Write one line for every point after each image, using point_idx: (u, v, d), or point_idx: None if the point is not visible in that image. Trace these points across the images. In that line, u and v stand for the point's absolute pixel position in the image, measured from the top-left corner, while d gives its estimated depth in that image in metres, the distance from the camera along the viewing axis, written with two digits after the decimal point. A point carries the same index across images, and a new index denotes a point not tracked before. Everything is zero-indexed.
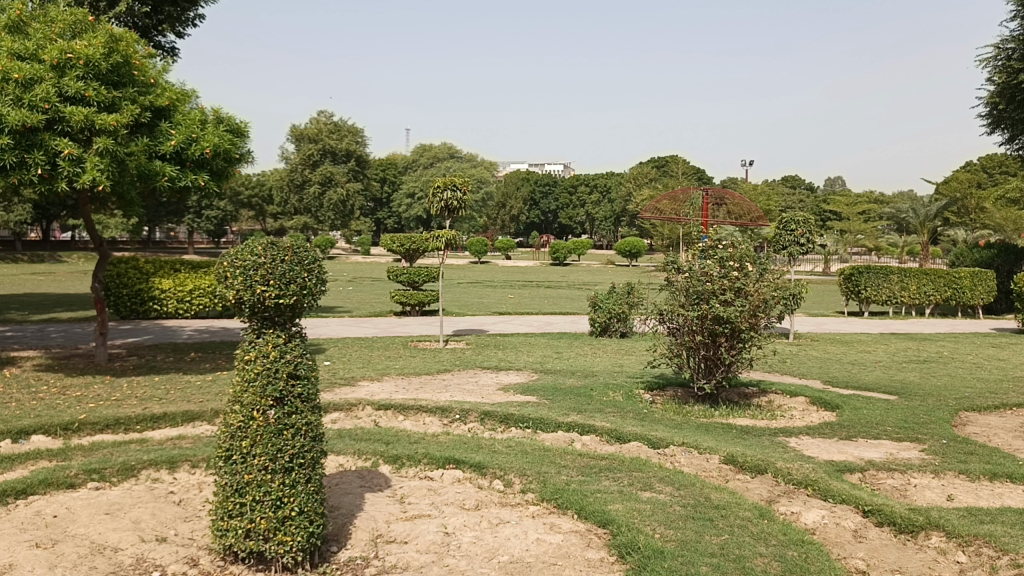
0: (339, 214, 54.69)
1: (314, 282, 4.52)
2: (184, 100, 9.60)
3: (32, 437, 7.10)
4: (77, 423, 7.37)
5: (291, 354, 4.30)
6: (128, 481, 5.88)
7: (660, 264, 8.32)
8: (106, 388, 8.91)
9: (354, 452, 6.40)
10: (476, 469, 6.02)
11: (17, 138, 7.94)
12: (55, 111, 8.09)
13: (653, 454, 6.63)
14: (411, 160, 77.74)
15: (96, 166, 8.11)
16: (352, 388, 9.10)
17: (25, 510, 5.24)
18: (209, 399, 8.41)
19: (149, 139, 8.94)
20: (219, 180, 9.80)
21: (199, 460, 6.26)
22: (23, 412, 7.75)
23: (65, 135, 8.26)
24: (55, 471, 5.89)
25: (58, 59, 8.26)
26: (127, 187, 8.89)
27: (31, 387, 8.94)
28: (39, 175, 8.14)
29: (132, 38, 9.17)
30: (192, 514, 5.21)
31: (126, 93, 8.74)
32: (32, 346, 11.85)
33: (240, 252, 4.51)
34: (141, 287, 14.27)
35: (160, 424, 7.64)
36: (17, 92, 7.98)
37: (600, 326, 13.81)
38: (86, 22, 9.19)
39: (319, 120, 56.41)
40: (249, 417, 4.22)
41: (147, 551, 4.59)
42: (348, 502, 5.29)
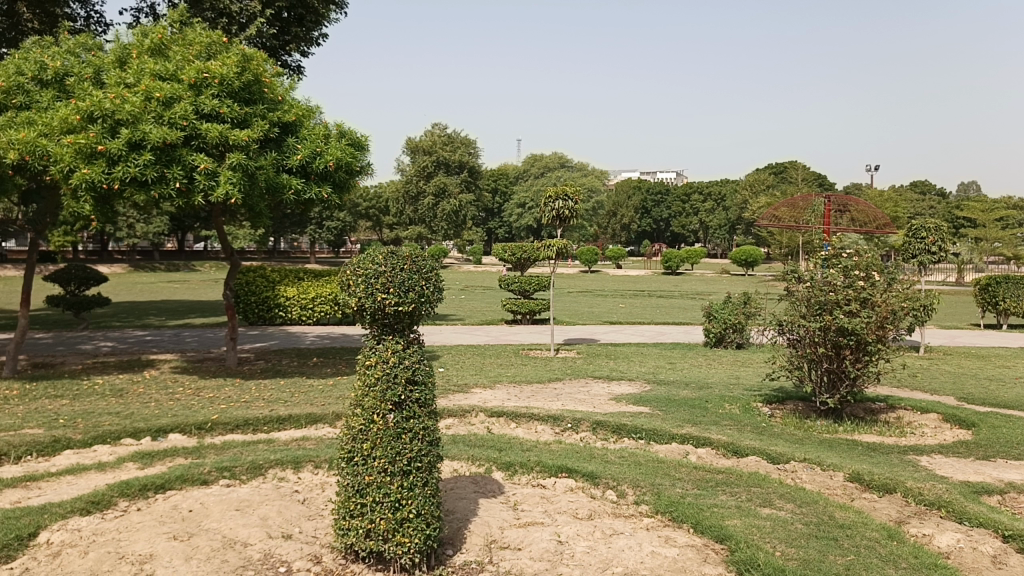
0: (453, 224, 55.66)
1: (431, 290, 4.63)
2: (309, 116, 9.97)
3: (170, 436, 7.56)
4: (209, 422, 7.80)
5: (409, 360, 4.42)
6: (257, 479, 6.18)
7: (780, 272, 8.08)
8: (237, 390, 9.40)
9: (468, 457, 6.50)
10: (589, 478, 5.99)
11: (158, 154, 8.50)
12: (193, 128, 8.61)
13: (772, 469, 6.42)
14: (523, 170, 78.74)
15: (229, 179, 8.57)
16: (465, 394, 9.25)
17: (164, 504, 5.59)
18: (331, 403, 8.73)
19: (277, 153, 9.37)
20: (341, 192, 10.14)
21: (321, 461, 6.50)
22: (162, 412, 8.26)
23: (201, 151, 8.77)
24: (191, 467, 6.27)
25: (195, 79, 8.80)
26: (258, 200, 9.33)
27: (169, 388, 9.53)
28: (177, 189, 8.65)
29: (263, 58, 9.65)
30: (315, 513, 5.42)
31: (257, 110, 9.22)
32: (170, 348, 12.67)
33: (362, 262, 4.66)
34: (268, 294, 14.88)
35: (286, 425, 7.98)
36: (159, 109, 8.53)
37: (715, 337, 13.54)
38: (220, 44, 9.72)
39: (433, 133, 57.81)
40: (369, 420, 4.38)
41: (274, 547, 4.80)
42: (463, 507, 5.37)
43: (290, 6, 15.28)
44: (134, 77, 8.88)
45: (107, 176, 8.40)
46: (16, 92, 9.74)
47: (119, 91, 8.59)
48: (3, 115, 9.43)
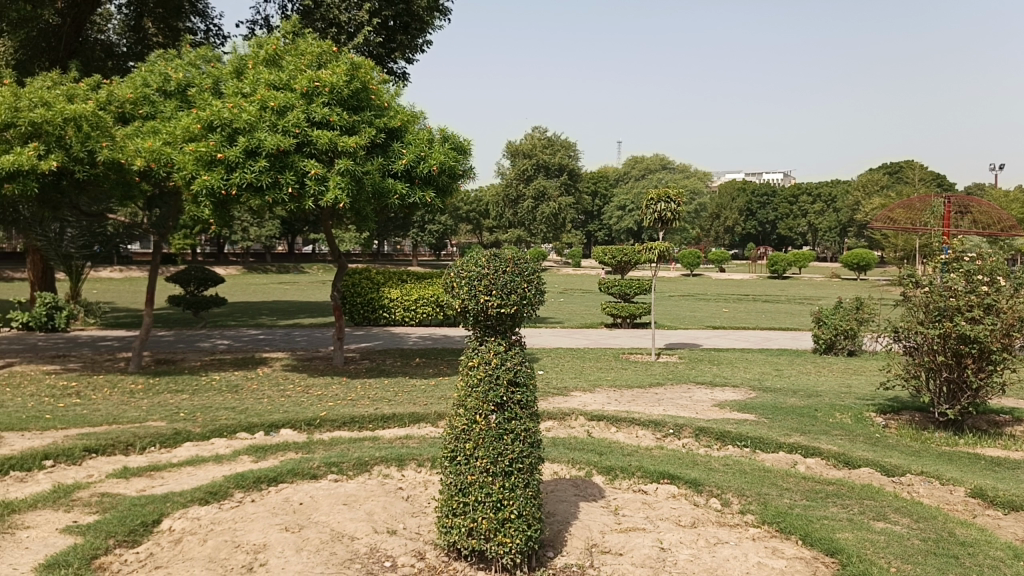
0: (552, 228, 55.65)
1: (534, 292, 4.64)
2: (414, 122, 10.19)
3: (281, 431, 7.86)
4: (318, 419, 8.07)
5: (511, 361, 4.46)
6: (363, 475, 6.35)
7: (895, 277, 7.76)
8: (344, 389, 9.69)
9: (568, 460, 6.49)
10: (692, 485, 5.89)
11: (272, 161, 8.86)
12: (304, 135, 8.95)
13: (886, 482, 6.15)
14: (623, 173, 78.15)
15: (338, 184, 8.86)
16: (565, 397, 9.24)
17: (276, 496, 5.82)
18: (434, 403, 8.89)
19: (383, 159, 9.62)
20: (444, 195, 10.30)
21: (424, 459, 6.63)
22: (273, 408, 8.61)
23: (312, 157, 9.10)
24: (301, 462, 6.51)
25: (307, 88, 9.14)
26: (365, 204, 9.60)
27: (280, 385, 9.93)
28: (290, 194, 9.00)
29: (370, 66, 9.92)
30: (418, 510, 5.54)
31: (364, 117, 9.49)
32: (281, 347, 13.17)
33: (465, 264, 4.73)
34: (373, 296, 15.33)
35: (390, 423, 8.17)
36: (273, 118, 8.89)
37: (825, 344, 13.07)
38: (330, 53, 10.04)
39: (533, 136, 58.08)
40: (472, 420, 4.45)
41: (380, 541, 4.93)
42: (563, 509, 5.36)
43: (396, 14, 15.63)
44: (251, 87, 9.29)
45: (225, 182, 8.82)
46: (143, 103, 10.34)
47: (237, 101, 9.00)
48: (131, 124, 10.02)
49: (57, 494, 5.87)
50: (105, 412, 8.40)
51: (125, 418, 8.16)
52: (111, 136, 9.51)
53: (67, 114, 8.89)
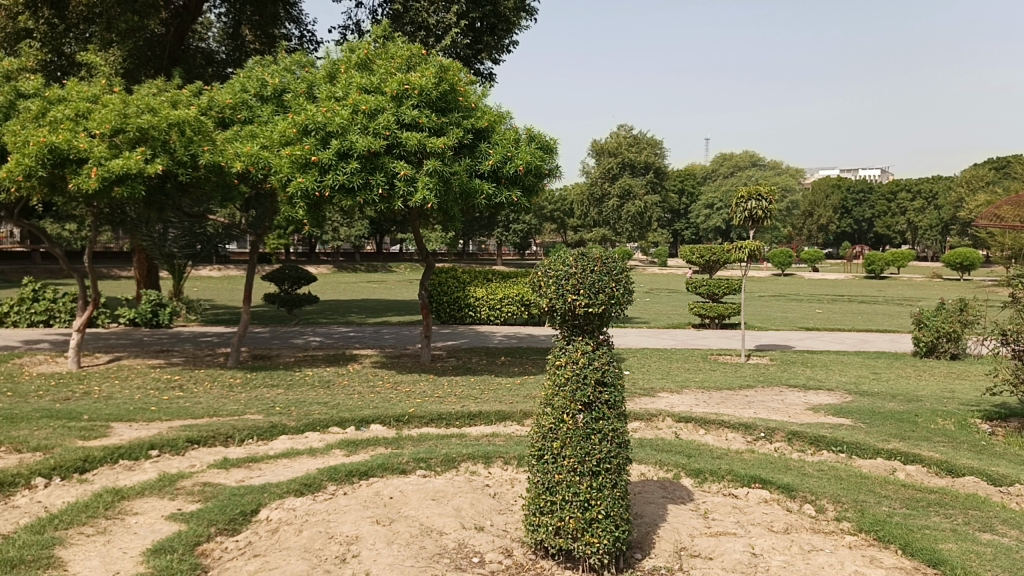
0: (638, 226, 55.04)
1: (622, 292, 4.60)
2: (501, 122, 10.26)
3: (371, 426, 8.04)
4: (407, 415, 8.23)
5: (599, 361, 4.45)
6: (451, 471, 6.44)
7: (1004, 277, 7.40)
8: (431, 386, 9.85)
9: (656, 462, 6.43)
10: (784, 490, 5.75)
11: (363, 162, 9.07)
12: (394, 137, 9.12)
13: (993, 492, 5.86)
14: (711, 170, 76.77)
15: (426, 185, 9.00)
16: (652, 398, 9.15)
17: (367, 489, 5.96)
18: (519, 401, 8.94)
19: (470, 159, 9.72)
20: (530, 195, 10.32)
21: (510, 457, 6.68)
22: (364, 404, 8.81)
23: (401, 158, 9.27)
24: (391, 457, 6.64)
25: (397, 90, 9.32)
26: (452, 204, 9.72)
27: (370, 381, 10.15)
28: (380, 195, 9.19)
29: (458, 67, 10.04)
30: (506, 508, 5.58)
31: (452, 118, 9.61)
32: (371, 344, 13.47)
33: (553, 263, 4.73)
34: (459, 295, 15.64)
35: (477, 421, 8.26)
36: (364, 120, 9.10)
37: (925, 346, 12.54)
38: (419, 56, 10.20)
39: (619, 134, 57.68)
40: (560, 419, 4.46)
41: (468, 537, 4.99)
42: (651, 511, 5.32)
43: (483, 15, 15.75)
44: (343, 91, 9.52)
45: (318, 184, 9.08)
46: (241, 108, 10.75)
47: (329, 105, 9.25)
48: (230, 129, 10.43)
49: (163, 482, 6.16)
50: (206, 405, 8.76)
51: (224, 411, 8.50)
52: (212, 140, 9.94)
53: (171, 120, 9.33)
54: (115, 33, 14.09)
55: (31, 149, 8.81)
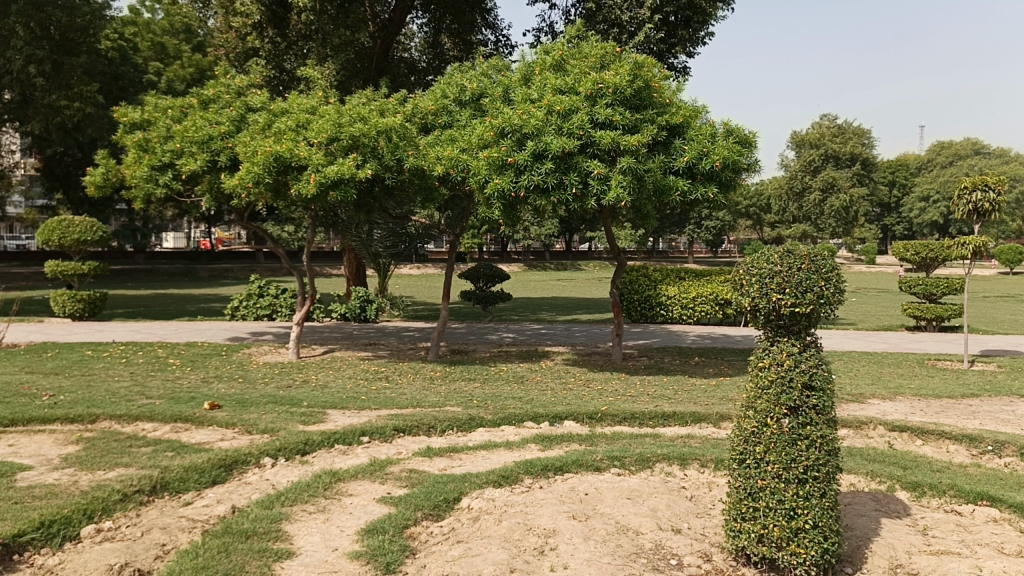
0: (842, 222, 51.76)
1: (832, 291, 4.35)
2: (696, 116, 10.05)
3: (565, 423, 8.15)
4: (600, 413, 8.26)
5: (806, 364, 4.24)
6: (646, 471, 6.40)
7: None
8: (624, 385, 9.83)
9: (867, 472, 6.05)
10: (1017, 510, 5.23)
11: (558, 162, 9.20)
12: (588, 136, 9.17)
13: None
14: (926, 160, 71.02)
15: (620, 183, 8.98)
16: (861, 405, 8.60)
17: (564, 485, 6.05)
18: (716, 403, 8.72)
19: (665, 156, 9.60)
20: (727, 191, 10.03)
21: (708, 460, 6.53)
22: (557, 400, 8.95)
23: (595, 157, 9.31)
24: (585, 454, 6.70)
25: (591, 90, 9.38)
26: (646, 202, 9.63)
27: (563, 378, 10.30)
28: (574, 194, 9.28)
29: (653, 63, 9.93)
30: (703, 511, 5.47)
31: (647, 115, 9.53)
32: (563, 342, 13.64)
33: (756, 261, 4.56)
34: (650, 293, 15.49)
35: (671, 422, 8.15)
36: (558, 121, 9.22)
37: None
38: (613, 54, 10.20)
39: (821, 125, 54.77)
40: (764, 423, 4.31)
41: (665, 539, 4.96)
42: (863, 524, 5.01)
43: (677, 9, 15.51)
44: (539, 92, 9.70)
45: (514, 185, 9.32)
46: (442, 113, 11.25)
47: (525, 107, 9.45)
48: (431, 133, 10.94)
49: (373, 467, 6.58)
50: (409, 396, 9.25)
51: (427, 402, 8.94)
52: (415, 145, 10.49)
53: (379, 127, 9.94)
54: (330, 47, 15.02)
55: (259, 158, 9.70)
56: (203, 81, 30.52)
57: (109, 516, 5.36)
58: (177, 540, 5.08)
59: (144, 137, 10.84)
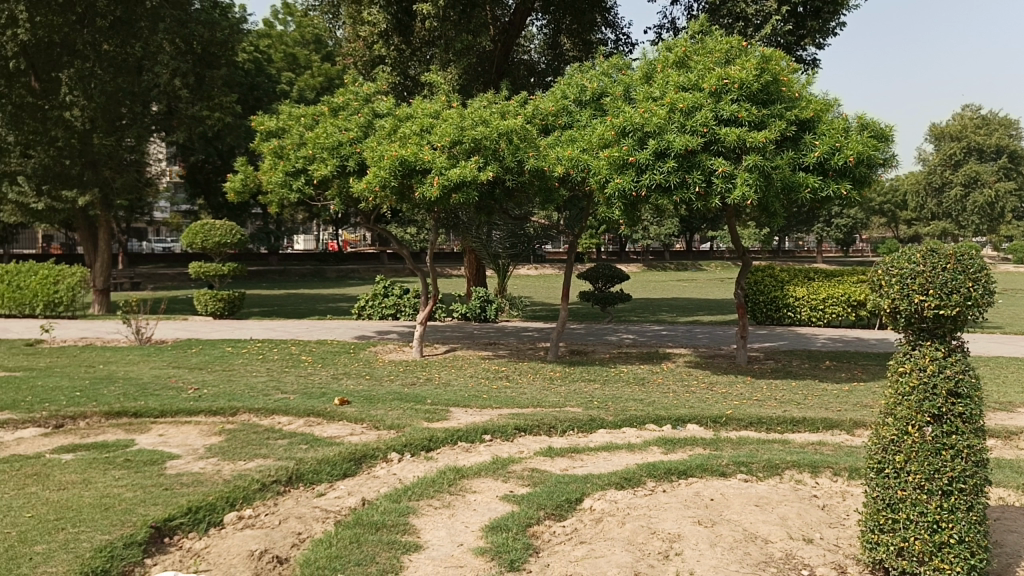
0: (987, 219, 48.46)
1: (981, 292, 4.07)
2: (828, 111, 9.65)
3: (688, 426, 8.01)
4: (725, 417, 8.06)
5: (951, 369, 4.00)
6: (774, 478, 6.21)
7: None
8: (749, 388, 9.56)
9: (1019, 486, 5.64)
10: None
11: (681, 161, 9.04)
12: (712, 134, 8.97)
13: None
14: None
15: (745, 181, 8.74)
16: (1010, 414, 8.03)
17: (688, 489, 5.94)
18: (849, 409, 8.35)
19: (794, 152, 9.27)
20: (862, 188, 9.58)
21: (841, 469, 6.27)
22: (680, 403, 8.80)
23: (720, 155, 9.10)
24: (710, 458, 6.55)
25: (716, 86, 9.17)
26: (773, 200, 9.34)
27: (685, 381, 10.11)
28: (697, 193, 9.09)
29: (781, 56, 9.62)
30: (837, 522, 5.25)
31: (774, 110, 9.23)
32: (685, 343, 13.39)
33: (895, 260, 4.32)
34: (776, 294, 15.00)
35: (801, 427, 7.86)
36: (681, 119, 9.07)
37: None
38: (739, 48, 9.94)
39: (963, 116, 51.60)
40: (904, 431, 4.09)
41: (796, 548, 4.79)
42: (1015, 541, 4.68)
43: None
44: (661, 90, 9.56)
45: (635, 184, 9.23)
46: (562, 114, 11.27)
47: (647, 105, 9.32)
48: (552, 134, 10.97)
49: (496, 465, 6.67)
50: (530, 396, 9.31)
51: (548, 402, 8.98)
52: (536, 147, 10.56)
53: (501, 129, 10.05)
54: (452, 52, 15.29)
55: (385, 162, 10.01)
56: (332, 89, 31.83)
57: (250, 503, 5.66)
58: (312, 529, 5.31)
59: (279, 144, 11.37)
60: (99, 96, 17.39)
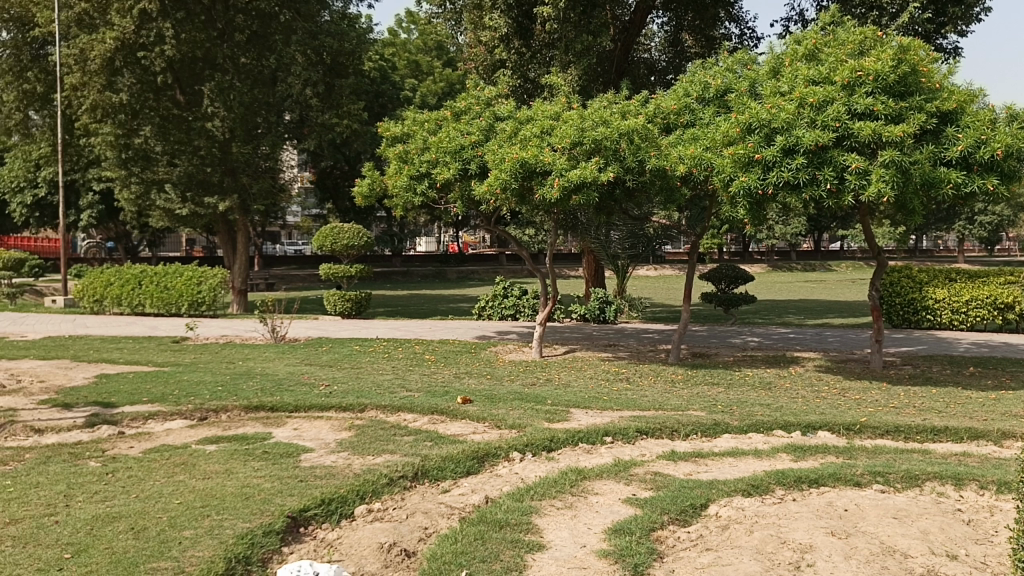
0: None
1: None
2: (972, 101, 9.08)
3: (818, 432, 7.71)
4: (859, 424, 7.71)
5: None
6: (913, 490, 5.89)
7: None
8: (885, 395, 9.11)
9: None
10: None
11: (810, 157, 8.71)
12: (845, 129, 8.60)
13: None
14: None
15: (882, 177, 8.34)
16: None
17: (819, 498, 5.73)
18: (997, 419, 7.82)
19: (934, 146, 8.77)
20: (1011, 182, 8.96)
21: (988, 482, 5.89)
22: (809, 409, 8.48)
23: (853, 150, 8.71)
24: (843, 467, 6.29)
25: (849, 78, 8.79)
26: (911, 197, 8.86)
27: (815, 386, 9.74)
28: (828, 190, 8.73)
29: (920, 45, 9.12)
30: (984, 538, 4.94)
31: (913, 102, 8.76)
32: (814, 347, 12.90)
33: None
34: (915, 296, 14.25)
35: (943, 437, 7.43)
36: (812, 114, 8.74)
37: None
38: (873, 38, 9.49)
39: None
40: None
41: (939, 565, 4.55)
42: None
43: None
44: (789, 84, 9.25)
45: (762, 182, 8.97)
46: (685, 112, 11.07)
47: (774, 101, 9.02)
48: (674, 133, 10.80)
49: (618, 467, 6.62)
50: (652, 399, 9.20)
51: (670, 405, 8.84)
52: (658, 146, 10.42)
53: (622, 129, 9.98)
54: (572, 53, 15.28)
55: (507, 165, 10.12)
56: (453, 94, 32.46)
57: (378, 497, 5.84)
58: (438, 524, 5.43)
59: (404, 149, 11.68)
60: (237, 107, 18.38)
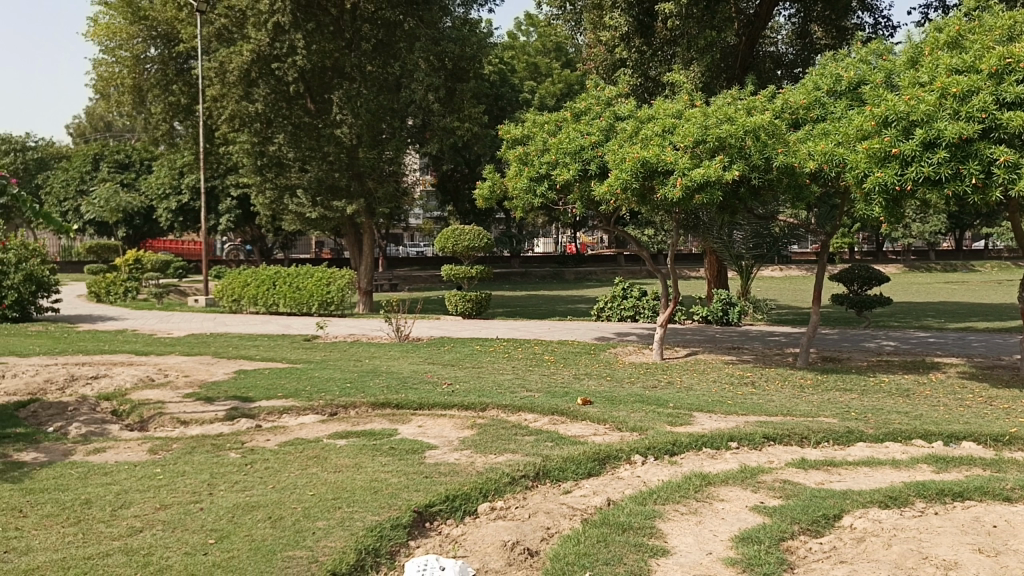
0: None
1: None
2: None
3: (963, 443, 7.26)
4: (1008, 436, 7.21)
5: None
6: None
7: None
8: None
9: None
10: None
11: (954, 150, 8.21)
12: (993, 120, 8.06)
13: None
14: None
15: None
16: None
17: (964, 513, 5.40)
18: None
19: None
20: None
21: None
22: (952, 418, 7.99)
23: (1001, 142, 8.15)
24: (992, 481, 5.90)
25: (997, 66, 8.24)
26: None
27: (958, 394, 9.17)
28: (973, 185, 8.20)
29: None
30: None
31: None
32: (956, 352, 12.15)
33: None
34: None
35: None
36: (955, 105, 8.24)
37: None
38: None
39: None
40: None
41: None
42: None
43: None
44: (929, 74, 8.75)
45: (900, 178, 8.50)
46: (815, 107, 10.64)
47: (913, 92, 8.56)
48: (803, 128, 10.41)
49: (745, 474, 6.44)
50: (779, 404, 8.89)
51: (799, 411, 8.53)
52: (786, 142, 10.08)
53: (748, 126, 9.71)
54: (695, 50, 14.99)
55: (627, 165, 10.02)
56: (572, 95, 32.48)
57: (501, 496, 5.91)
58: (560, 525, 5.44)
59: (524, 150, 11.76)
60: (364, 114, 19.05)
